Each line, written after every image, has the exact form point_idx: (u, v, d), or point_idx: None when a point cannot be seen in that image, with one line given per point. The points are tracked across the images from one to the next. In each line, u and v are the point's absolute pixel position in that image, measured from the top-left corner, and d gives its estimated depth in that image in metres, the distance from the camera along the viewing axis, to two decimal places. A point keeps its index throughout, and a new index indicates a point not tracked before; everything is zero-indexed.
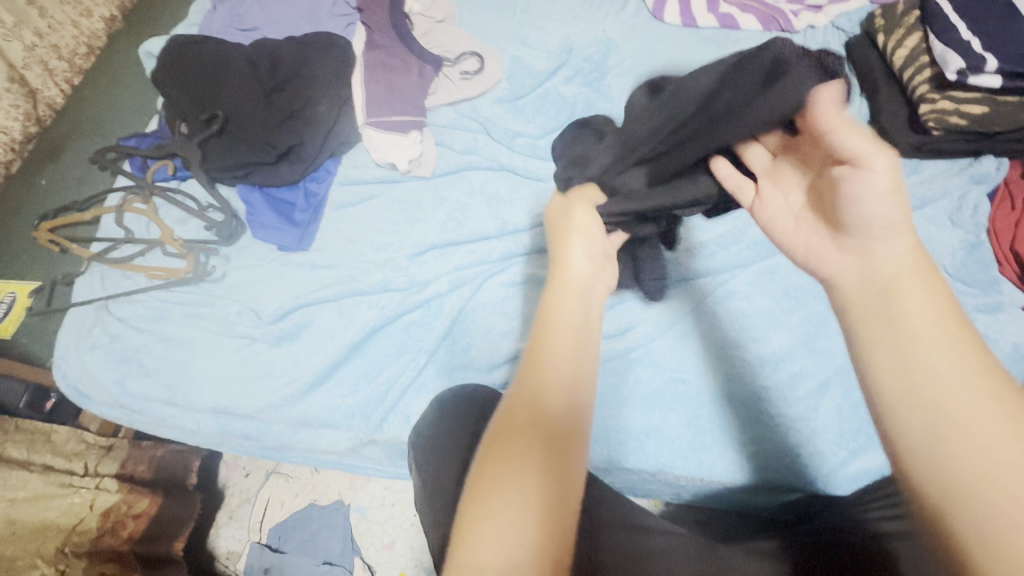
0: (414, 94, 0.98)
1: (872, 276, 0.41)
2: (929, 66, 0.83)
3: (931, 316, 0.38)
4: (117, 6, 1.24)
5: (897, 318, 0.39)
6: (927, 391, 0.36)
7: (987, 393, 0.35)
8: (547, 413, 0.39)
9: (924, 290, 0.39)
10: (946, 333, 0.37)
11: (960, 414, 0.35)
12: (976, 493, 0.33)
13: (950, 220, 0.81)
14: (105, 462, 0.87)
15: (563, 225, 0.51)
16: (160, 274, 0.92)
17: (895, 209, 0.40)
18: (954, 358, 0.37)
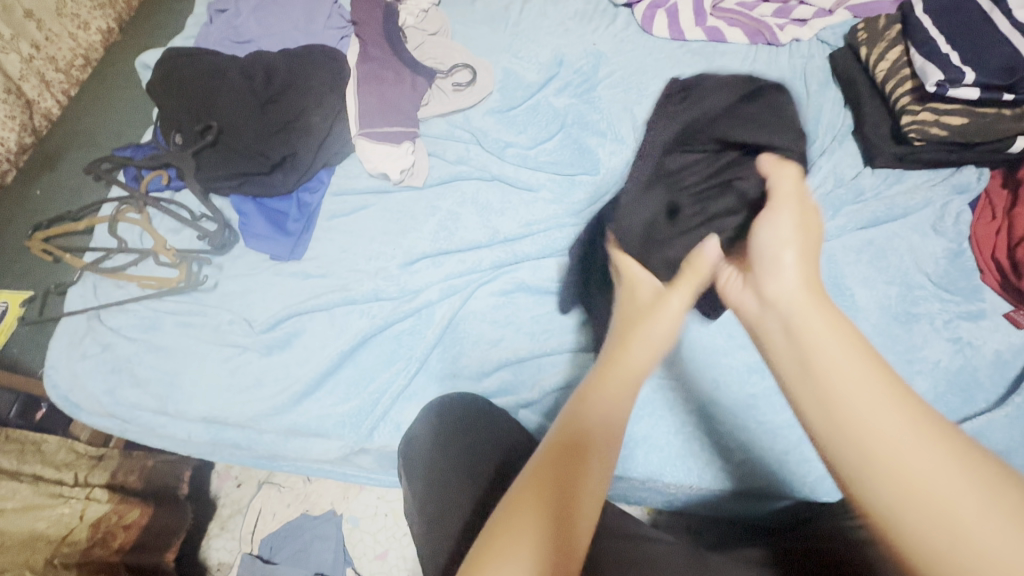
0: (406, 106, 0.99)
1: (784, 310, 0.40)
2: (910, 79, 0.85)
3: (838, 349, 0.36)
4: (114, 19, 1.26)
5: (805, 359, 0.37)
6: (846, 424, 0.33)
7: (903, 414, 0.33)
8: (578, 476, 0.38)
9: (821, 317, 0.38)
10: (852, 363, 0.35)
11: (879, 443, 0.32)
12: (930, 529, 0.29)
13: (932, 229, 0.82)
14: (95, 472, 0.87)
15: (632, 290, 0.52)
16: (153, 284, 0.92)
17: (803, 272, 0.42)
18: (863, 385, 0.34)
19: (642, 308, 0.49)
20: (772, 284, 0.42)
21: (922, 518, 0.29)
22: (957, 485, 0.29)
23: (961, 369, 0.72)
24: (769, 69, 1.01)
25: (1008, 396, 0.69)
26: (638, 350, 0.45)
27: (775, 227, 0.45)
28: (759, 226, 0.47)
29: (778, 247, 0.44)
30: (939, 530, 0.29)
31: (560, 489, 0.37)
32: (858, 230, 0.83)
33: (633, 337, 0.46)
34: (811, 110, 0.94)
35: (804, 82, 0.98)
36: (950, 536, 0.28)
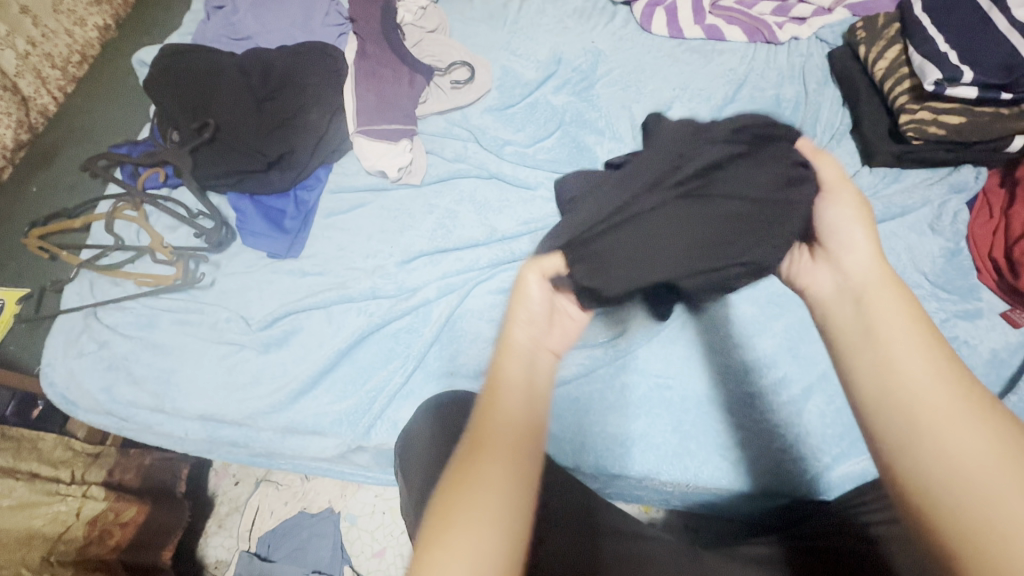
0: (404, 103, 0.99)
1: (855, 285, 0.44)
2: (908, 77, 0.85)
3: (904, 324, 0.40)
4: (112, 15, 1.25)
5: (873, 327, 0.41)
6: (902, 391, 0.38)
7: (956, 395, 0.37)
8: (497, 439, 0.39)
9: (893, 296, 0.42)
10: (916, 340, 0.39)
11: (931, 409, 0.36)
12: (957, 487, 0.34)
13: (930, 228, 0.82)
14: (92, 470, 0.87)
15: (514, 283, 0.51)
16: (149, 282, 0.92)
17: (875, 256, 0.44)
18: (925, 362, 0.38)
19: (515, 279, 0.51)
20: (848, 261, 0.45)
21: (951, 476, 0.34)
22: (987, 455, 0.34)
23: None
24: (768, 68, 1.01)
25: (1004, 395, 0.69)
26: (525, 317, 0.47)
27: (839, 212, 0.48)
28: (835, 217, 0.48)
29: (839, 226, 0.47)
30: (959, 487, 0.34)
31: (484, 459, 0.38)
32: None
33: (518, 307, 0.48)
34: (809, 109, 0.94)
35: (803, 81, 0.98)
36: (970, 495, 0.33)
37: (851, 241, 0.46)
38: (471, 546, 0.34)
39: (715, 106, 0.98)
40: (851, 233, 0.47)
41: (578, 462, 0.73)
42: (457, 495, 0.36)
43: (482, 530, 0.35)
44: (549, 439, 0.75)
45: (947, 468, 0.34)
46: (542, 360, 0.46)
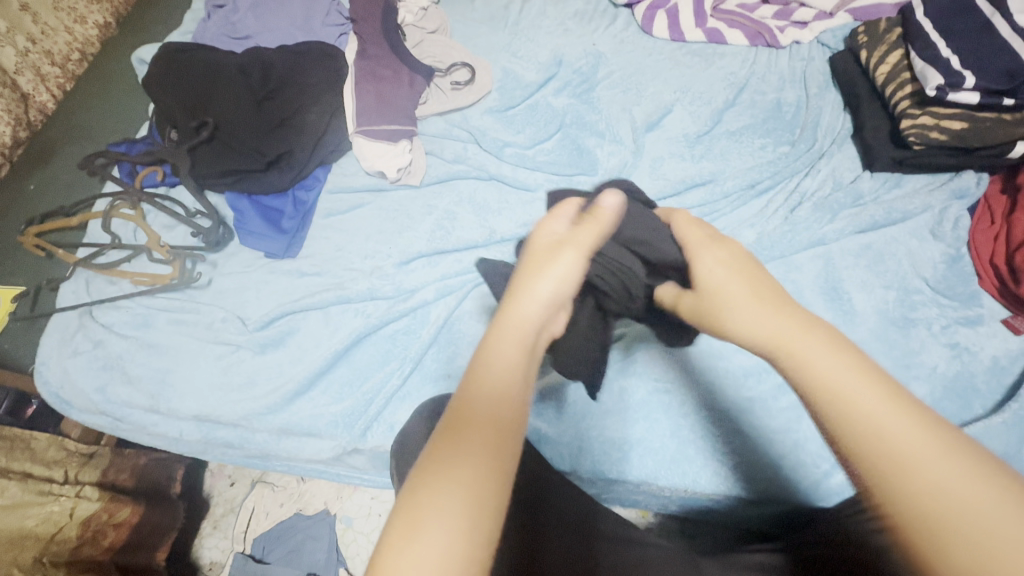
0: (404, 104, 0.98)
1: (766, 345, 0.40)
2: (910, 82, 0.84)
3: (833, 369, 0.36)
4: (112, 13, 1.24)
5: (804, 386, 0.37)
6: (852, 447, 0.34)
7: (905, 429, 0.33)
8: (488, 419, 0.37)
9: (814, 343, 0.38)
10: (847, 378, 0.35)
11: (889, 453, 0.33)
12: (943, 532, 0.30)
13: (931, 234, 0.82)
14: (85, 470, 0.86)
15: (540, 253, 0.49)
16: (146, 281, 0.91)
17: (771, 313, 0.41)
18: (866, 401, 0.34)
19: (540, 253, 0.49)
20: (744, 320, 0.42)
21: (930, 524, 0.31)
22: (957, 491, 0.31)
23: (958, 374, 0.72)
24: (769, 72, 1.00)
25: (1006, 403, 0.68)
26: (534, 295, 0.45)
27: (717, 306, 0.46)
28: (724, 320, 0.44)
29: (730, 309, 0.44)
30: (945, 532, 0.30)
31: (474, 438, 0.36)
32: (855, 234, 0.83)
33: (528, 284, 0.46)
34: (811, 113, 0.94)
35: (804, 85, 0.98)
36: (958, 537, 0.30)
37: (734, 299, 0.45)
38: (440, 528, 0.32)
39: (716, 109, 0.97)
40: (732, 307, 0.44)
41: (575, 466, 0.72)
42: (431, 477, 0.34)
43: (453, 521, 0.33)
44: (547, 443, 0.74)
45: (924, 518, 0.31)
46: (540, 341, 0.45)
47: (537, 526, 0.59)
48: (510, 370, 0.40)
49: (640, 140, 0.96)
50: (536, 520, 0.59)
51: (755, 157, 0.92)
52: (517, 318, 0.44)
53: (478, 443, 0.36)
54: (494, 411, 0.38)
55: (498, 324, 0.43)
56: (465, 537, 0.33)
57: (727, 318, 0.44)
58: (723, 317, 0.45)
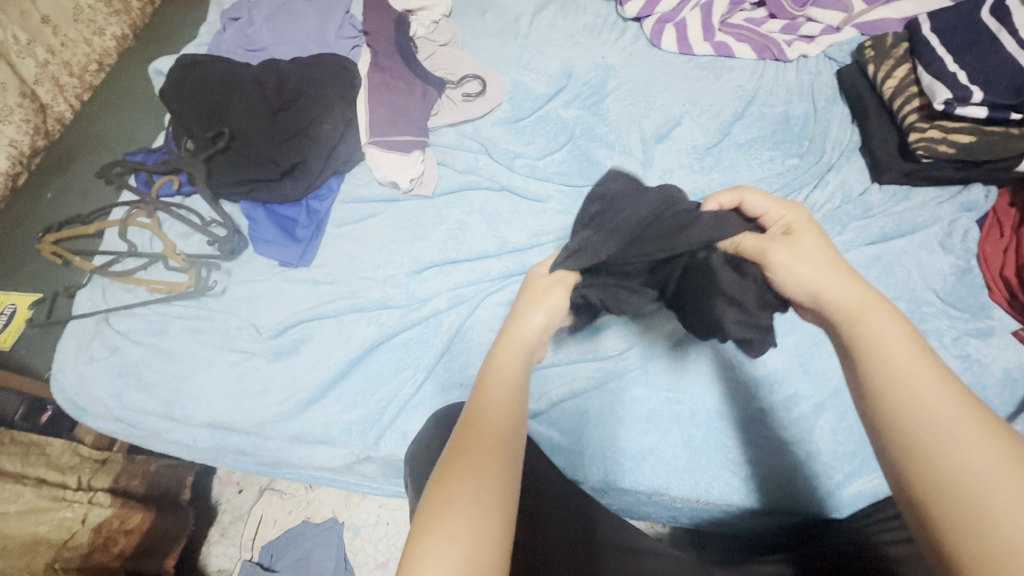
0: (417, 115, 1.00)
1: (840, 307, 0.45)
2: (917, 96, 0.86)
3: (899, 339, 0.41)
4: (130, 25, 1.27)
5: (867, 346, 0.42)
6: (910, 401, 0.38)
7: (955, 399, 0.38)
8: (495, 436, 0.43)
9: (885, 314, 0.43)
10: (904, 347, 0.41)
11: (940, 414, 0.37)
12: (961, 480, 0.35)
13: (940, 246, 0.83)
14: (98, 476, 0.88)
15: (527, 295, 0.56)
16: (162, 289, 0.93)
17: (846, 281, 0.46)
18: (924, 370, 0.39)
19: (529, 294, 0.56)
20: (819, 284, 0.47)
21: (967, 476, 0.35)
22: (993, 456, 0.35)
23: (970, 386, 0.72)
24: (776, 85, 1.02)
25: (1018, 415, 0.69)
26: (527, 326, 0.52)
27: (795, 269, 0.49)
28: (801, 280, 0.48)
29: (802, 275, 0.48)
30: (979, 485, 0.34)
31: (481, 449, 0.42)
32: (865, 246, 0.83)
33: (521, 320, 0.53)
34: (819, 126, 0.95)
35: (812, 98, 0.99)
36: (975, 490, 0.34)
37: (813, 269, 0.48)
38: (453, 527, 0.37)
39: (725, 121, 0.98)
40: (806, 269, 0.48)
41: (587, 475, 0.73)
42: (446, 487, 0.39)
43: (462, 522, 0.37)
44: (559, 452, 0.75)
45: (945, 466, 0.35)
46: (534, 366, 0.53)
47: (544, 529, 0.59)
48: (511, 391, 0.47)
49: (649, 152, 0.97)
50: (539, 524, 0.59)
51: (764, 169, 0.93)
52: (517, 347, 0.51)
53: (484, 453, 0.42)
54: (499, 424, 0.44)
55: (499, 355, 0.50)
56: (476, 526, 0.38)
57: (804, 279, 0.48)
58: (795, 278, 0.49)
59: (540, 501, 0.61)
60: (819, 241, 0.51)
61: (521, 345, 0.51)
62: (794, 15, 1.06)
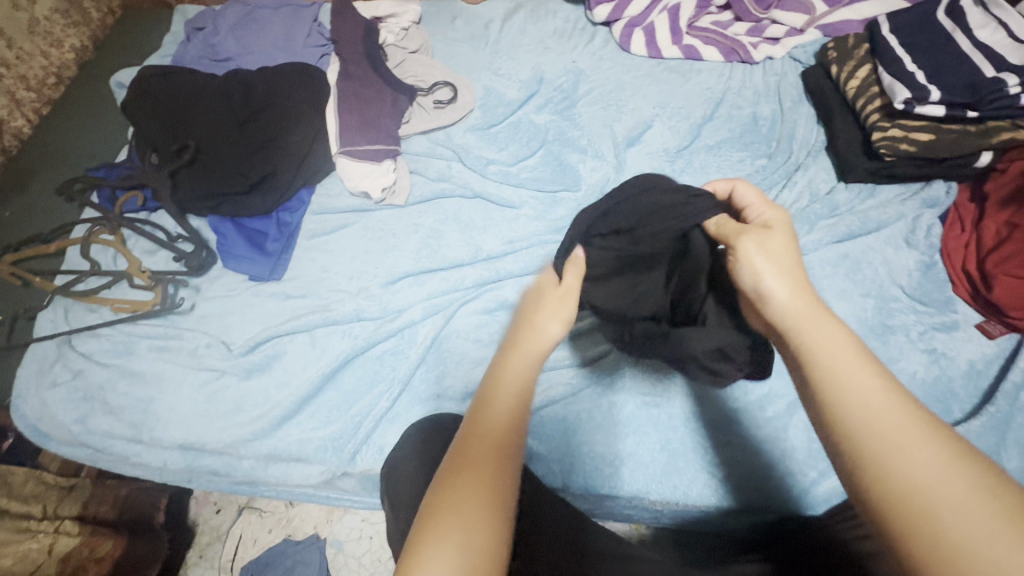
0: (387, 123, 0.99)
1: (787, 313, 0.45)
2: (879, 96, 0.87)
3: (842, 347, 0.41)
4: (88, 36, 1.25)
5: (815, 358, 0.42)
6: (856, 415, 0.38)
7: (900, 407, 0.38)
8: (494, 446, 0.43)
9: (830, 325, 0.43)
10: (850, 358, 0.41)
11: (885, 425, 0.37)
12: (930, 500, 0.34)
13: (905, 242, 0.84)
14: (65, 504, 0.84)
15: (534, 305, 0.56)
16: (126, 307, 0.90)
17: (795, 287, 0.46)
18: (868, 380, 0.39)
19: (538, 304, 0.56)
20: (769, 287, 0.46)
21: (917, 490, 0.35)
22: (942, 469, 0.35)
23: (937, 380, 0.74)
24: (744, 86, 1.03)
25: (983, 406, 0.70)
26: (538, 337, 0.52)
27: (751, 267, 0.48)
28: (755, 277, 0.48)
29: (756, 278, 0.47)
30: (929, 497, 0.34)
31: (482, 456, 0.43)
32: (833, 244, 0.85)
33: (540, 322, 0.54)
34: (785, 127, 0.97)
35: (778, 100, 1.01)
36: (946, 518, 0.33)
37: (767, 269, 0.47)
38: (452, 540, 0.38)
39: (695, 124, 0.99)
40: (756, 268, 0.48)
41: (566, 481, 0.73)
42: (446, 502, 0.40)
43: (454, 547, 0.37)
44: (538, 460, 0.74)
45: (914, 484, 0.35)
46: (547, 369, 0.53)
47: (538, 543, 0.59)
48: (516, 394, 0.47)
49: (621, 156, 0.97)
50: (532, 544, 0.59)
51: (734, 170, 0.94)
52: (524, 351, 0.51)
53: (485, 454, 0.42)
54: (501, 423, 0.45)
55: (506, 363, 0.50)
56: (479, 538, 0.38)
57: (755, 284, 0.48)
58: (756, 273, 0.48)
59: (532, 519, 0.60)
60: (790, 241, 0.49)
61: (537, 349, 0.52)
62: (759, 18, 1.07)
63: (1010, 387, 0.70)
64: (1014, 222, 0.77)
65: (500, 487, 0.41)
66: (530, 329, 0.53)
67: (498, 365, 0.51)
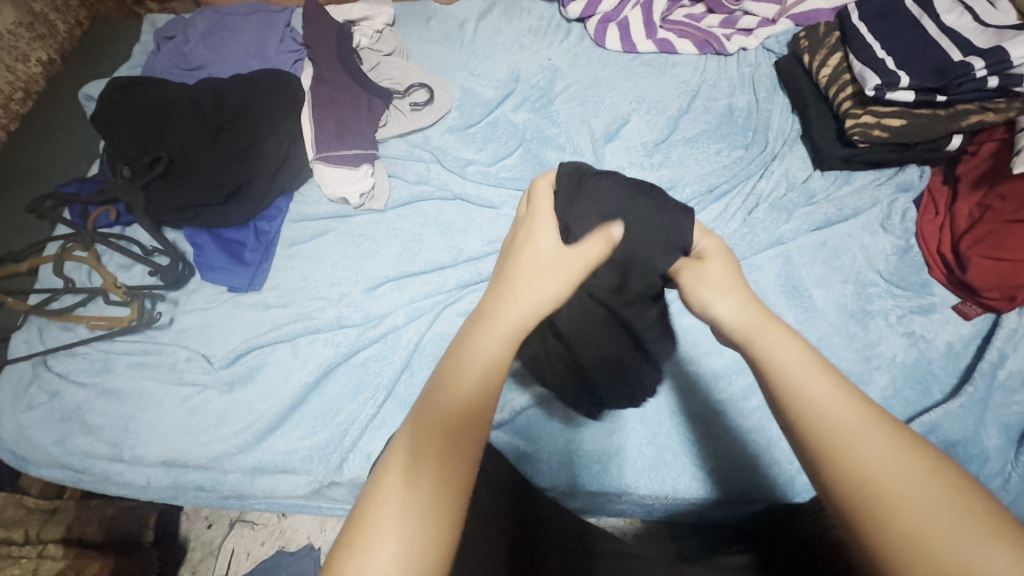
0: (363, 127, 0.98)
1: (740, 326, 0.43)
2: (850, 83, 0.88)
3: (791, 353, 0.40)
4: (55, 49, 1.23)
5: (768, 367, 0.39)
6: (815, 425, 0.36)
7: (854, 410, 0.36)
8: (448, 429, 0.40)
9: (780, 333, 0.41)
10: (801, 364, 0.39)
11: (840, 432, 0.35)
12: (894, 513, 0.32)
13: (881, 228, 0.85)
14: (48, 527, 0.83)
15: (521, 258, 0.49)
16: (103, 325, 0.88)
17: (748, 303, 0.44)
18: (818, 384, 0.38)
19: (532, 258, 0.48)
20: (718, 307, 0.45)
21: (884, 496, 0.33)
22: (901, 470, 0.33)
23: (916, 362, 0.74)
24: (719, 78, 1.04)
25: (962, 386, 0.71)
26: (527, 301, 0.46)
27: (701, 295, 0.47)
28: (703, 301, 0.46)
29: (705, 303, 0.46)
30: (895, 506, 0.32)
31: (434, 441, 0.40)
32: (810, 232, 0.86)
33: (511, 290, 0.46)
34: (761, 117, 0.97)
35: (753, 90, 1.01)
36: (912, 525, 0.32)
37: (719, 283, 0.46)
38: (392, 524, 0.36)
39: (671, 117, 1.00)
40: (704, 292, 0.47)
41: (554, 480, 0.73)
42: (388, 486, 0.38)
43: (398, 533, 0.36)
44: (525, 460, 0.74)
45: (871, 489, 0.33)
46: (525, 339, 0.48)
47: (539, 544, 0.58)
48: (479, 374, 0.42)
49: (599, 152, 0.97)
50: (538, 549, 0.58)
51: (711, 162, 0.95)
52: (501, 327, 0.44)
53: (434, 442, 0.39)
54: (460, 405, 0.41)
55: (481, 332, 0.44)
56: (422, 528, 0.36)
57: (704, 298, 0.46)
58: (703, 297, 0.46)
59: (533, 521, 0.60)
60: (731, 267, 0.48)
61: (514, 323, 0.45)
62: (731, 10, 1.08)
63: (987, 366, 0.71)
64: (986, 203, 0.76)
65: (446, 501, 0.38)
66: (505, 298, 0.46)
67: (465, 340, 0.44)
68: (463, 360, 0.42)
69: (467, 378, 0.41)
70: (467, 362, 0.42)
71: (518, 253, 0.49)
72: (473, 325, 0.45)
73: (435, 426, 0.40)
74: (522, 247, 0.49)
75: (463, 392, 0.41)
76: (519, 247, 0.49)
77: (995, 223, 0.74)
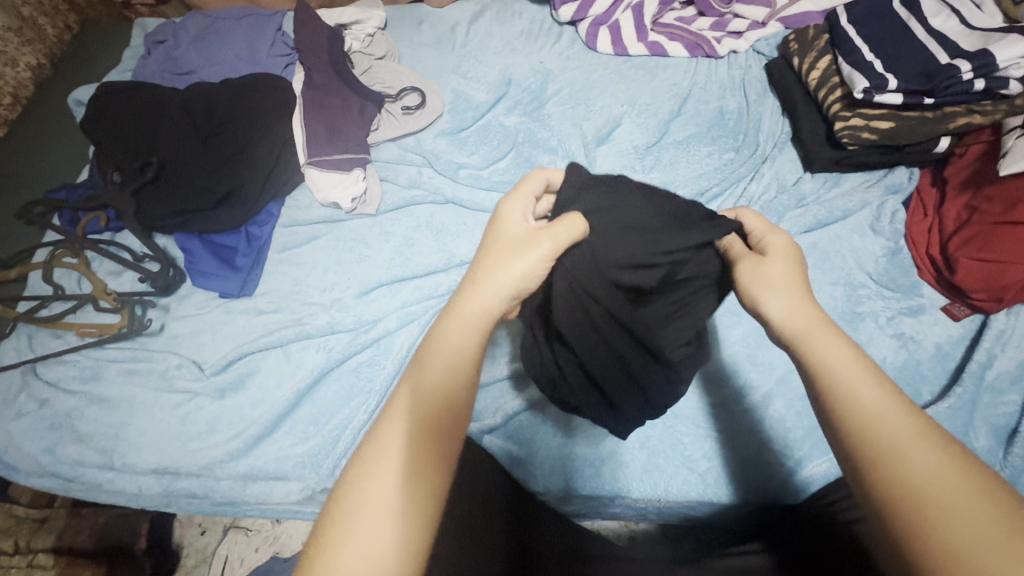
0: (355, 132, 0.98)
1: (791, 327, 0.45)
2: (839, 86, 0.89)
3: (843, 358, 0.41)
4: (44, 53, 1.21)
5: (822, 370, 0.41)
6: (867, 430, 0.37)
7: (904, 420, 0.37)
8: (433, 416, 0.41)
9: (833, 338, 0.42)
10: (852, 369, 0.40)
11: (889, 439, 0.37)
12: (938, 519, 0.33)
13: (871, 229, 0.86)
14: (38, 536, 0.84)
15: (494, 241, 0.50)
16: (93, 332, 0.88)
17: (803, 305, 0.45)
18: (870, 391, 0.39)
19: (506, 239, 0.50)
20: (771, 306, 0.46)
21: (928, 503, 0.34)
22: (947, 479, 0.35)
23: (906, 364, 0.75)
24: (710, 80, 1.04)
25: (951, 387, 0.71)
26: (496, 283, 0.47)
27: (752, 296, 0.48)
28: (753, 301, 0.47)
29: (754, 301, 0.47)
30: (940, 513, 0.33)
31: (424, 425, 0.41)
32: (801, 234, 0.86)
33: (484, 273, 0.47)
34: (752, 120, 0.98)
35: (743, 92, 1.02)
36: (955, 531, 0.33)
37: (773, 282, 0.47)
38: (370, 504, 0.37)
39: (663, 120, 1.00)
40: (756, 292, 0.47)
41: (547, 486, 0.73)
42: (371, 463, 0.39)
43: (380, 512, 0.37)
44: (519, 464, 0.74)
45: (916, 493, 0.34)
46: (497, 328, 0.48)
47: (533, 550, 0.58)
48: (456, 362, 0.43)
49: (591, 155, 0.97)
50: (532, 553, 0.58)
51: (703, 165, 0.95)
52: (466, 316, 0.46)
53: (422, 426, 0.41)
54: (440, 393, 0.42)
55: (452, 318, 0.46)
56: (398, 512, 0.37)
57: (757, 296, 0.47)
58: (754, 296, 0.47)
59: (528, 528, 0.60)
60: (792, 266, 0.48)
61: (477, 312, 0.46)
62: (722, 12, 1.09)
63: (976, 367, 0.72)
64: (973, 205, 0.77)
65: (421, 487, 0.38)
66: (473, 288, 0.47)
67: (441, 330, 0.45)
68: (437, 349, 0.44)
69: (439, 370, 0.43)
70: (427, 366, 0.43)
71: (492, 232, 0.51)
72: (443, 319, 0.46)
73: (420, 412, 0.41)
74: (495, 226, 0.52)
75: (439, 389, 0.42)
76: (494, 226, 0.52)
77: (983, 226, 0.75)
